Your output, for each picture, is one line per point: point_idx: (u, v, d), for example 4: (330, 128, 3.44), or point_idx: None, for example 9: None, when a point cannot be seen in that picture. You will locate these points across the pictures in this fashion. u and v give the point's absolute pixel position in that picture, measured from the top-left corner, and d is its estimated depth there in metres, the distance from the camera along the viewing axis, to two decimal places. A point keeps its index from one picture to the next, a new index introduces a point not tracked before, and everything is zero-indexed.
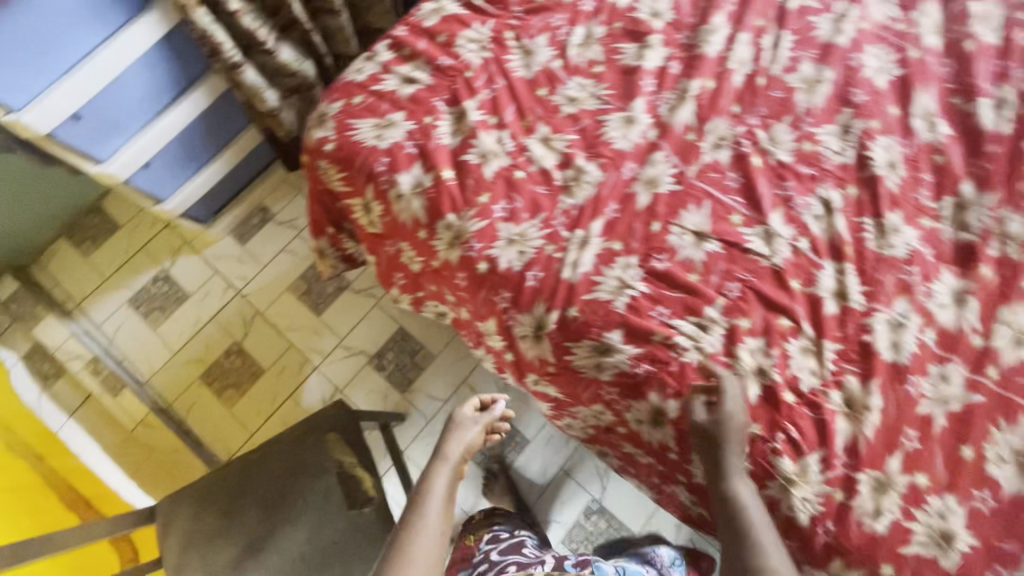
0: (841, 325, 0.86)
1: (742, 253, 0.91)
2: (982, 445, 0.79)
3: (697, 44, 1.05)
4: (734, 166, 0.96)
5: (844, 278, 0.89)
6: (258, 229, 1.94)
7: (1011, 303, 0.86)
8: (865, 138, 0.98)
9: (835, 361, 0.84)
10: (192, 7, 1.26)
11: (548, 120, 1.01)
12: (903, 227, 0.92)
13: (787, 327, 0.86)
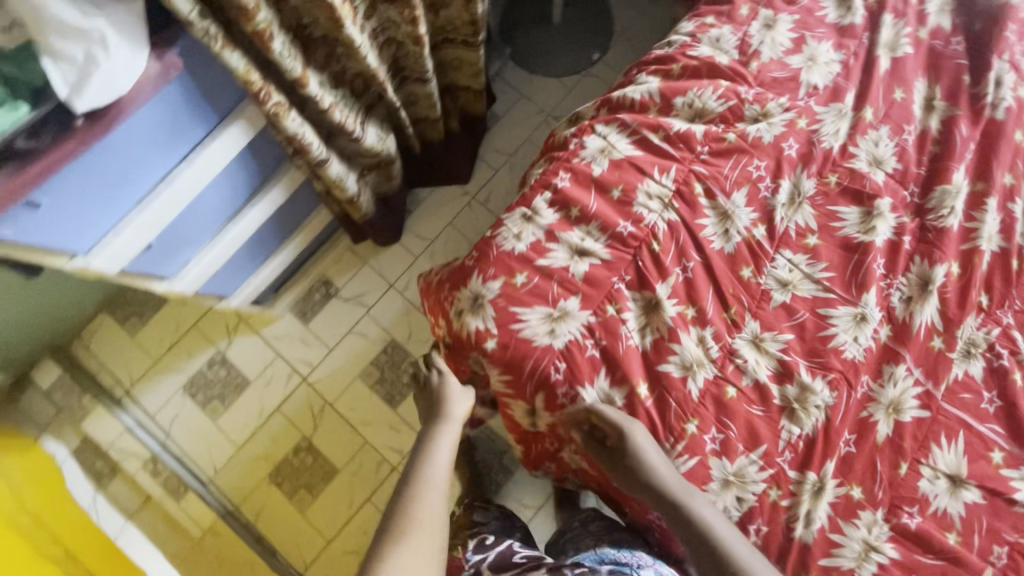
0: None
1: (1009, 508, 0.75)
2: None
3: (934, 210, 0.86)
4: (993, 384, 0.79)
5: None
6: (322, 307, 1.76)
7: None
8: None
9: None
10: (284, 114, 1.02)
11: (756, 313, 0.83)
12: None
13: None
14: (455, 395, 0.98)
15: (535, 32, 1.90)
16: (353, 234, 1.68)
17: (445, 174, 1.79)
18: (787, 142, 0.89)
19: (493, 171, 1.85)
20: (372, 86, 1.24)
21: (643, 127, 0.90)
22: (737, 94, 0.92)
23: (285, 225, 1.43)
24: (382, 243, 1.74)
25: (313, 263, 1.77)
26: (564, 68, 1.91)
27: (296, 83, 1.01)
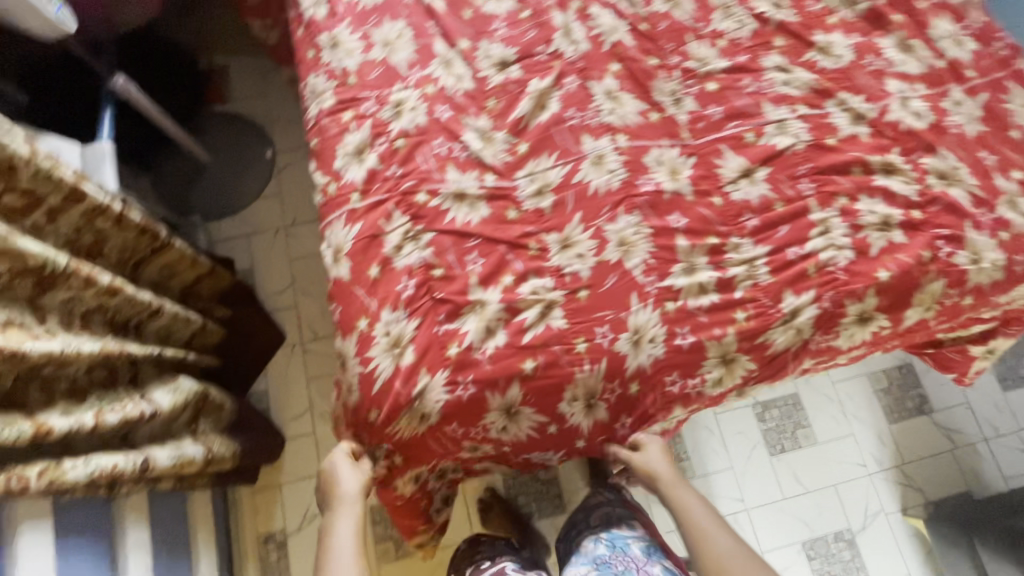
0: (877, 136, 1.01)
1: (782, 156, 0.99)
2: (1014, 120, 1.02)
3: (565, 54, 1.06)
4: (706, 102, 1.03)
5: (846, 105, 1.03)
6: (287, 558, 1.55)
7: (931, 23, 1.09)
8: (744, 1, 1.11)
9: (906, 160, 1.00)
10: (55, 471, 0.86)
11: (546, 227, 0.94)
12: (830, 37, 1.09)
13: (863, 174, 0.99)
14: (341, 474, 0.88)
15: (203, 184, 1.83)
16: (243, 481, 1.51)
17: (257, 356, 1.65)
18: (439, 109, 1.01)
19: (294, 309, 1.76)
20: (115, 364, 1.08)
21: (348, 191, 0.95)
22: (375, 112, 1.01)
23: (175, 545, 1.23)
24: (271, 459, 1.57)
25: (240, 539, 1.56)
26: (256, 185, 1.86)
27: (38, 438, 0.85)
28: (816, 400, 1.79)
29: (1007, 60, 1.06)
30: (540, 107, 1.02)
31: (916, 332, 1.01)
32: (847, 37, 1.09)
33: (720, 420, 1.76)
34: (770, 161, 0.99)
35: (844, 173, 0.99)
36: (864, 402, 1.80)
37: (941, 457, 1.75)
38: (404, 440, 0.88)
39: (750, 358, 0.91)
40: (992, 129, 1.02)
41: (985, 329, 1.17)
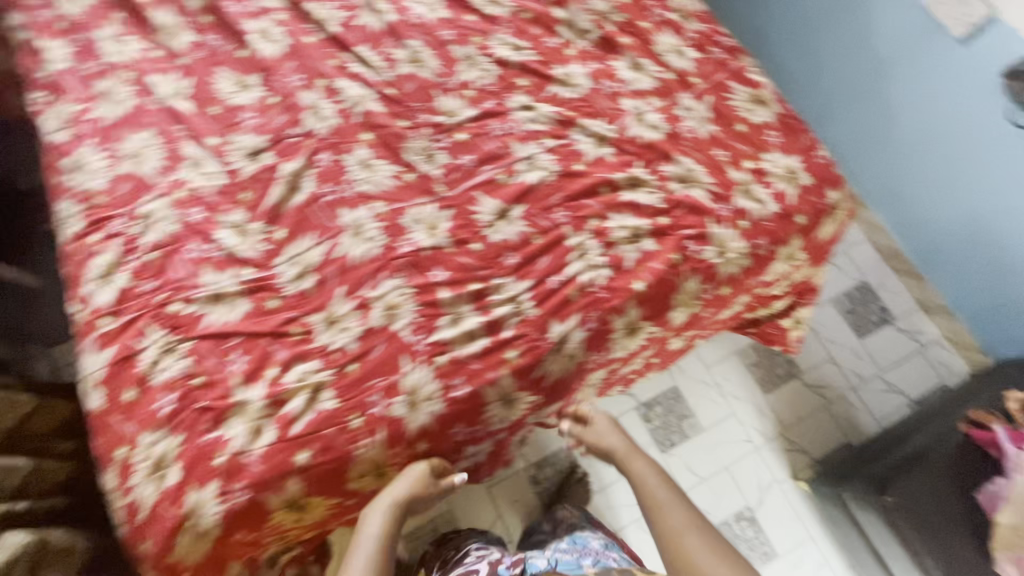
0: (620, 154, 1.08)
1: (534, 191, 1.04)
2: (739, 115, 1.11)
3: (316, 132, 1.07)
4: (457, 153, 1.07)
5: (589, 130, 1.10)
6: None
7: (655, 39, 1.18)
8: (485, 49, 1.17)
9: (648, 171, 1.06)
10: None
11: (310, 309, 0.93)
12: (568, 69, 1.16)
13: (611, 192, 1.04)
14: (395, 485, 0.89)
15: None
16: None
17: None
18: (191, 211, 1.00)
19: None
20: None
21: (100, 315, 0.92)
22: (125, 227, 0.99)
23: None
24: None
25: None
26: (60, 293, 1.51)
27: None
28: (696, 388, 1.85)
29: (724, 62, 1.16)
30: (295, 191, 1.03)
31: (693, 325, 1.07)
32: (584, 66, 1.16)
33: None
34: (524, 197, 1.03)
35: (593, 194, 1.04)
36: (742, 379, 1.87)
37: (818, 415, 1.84)
38: (200, 560, 0.84)
39: (530, 390, 0.95)
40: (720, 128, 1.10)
41: (784, 303, 1.24)
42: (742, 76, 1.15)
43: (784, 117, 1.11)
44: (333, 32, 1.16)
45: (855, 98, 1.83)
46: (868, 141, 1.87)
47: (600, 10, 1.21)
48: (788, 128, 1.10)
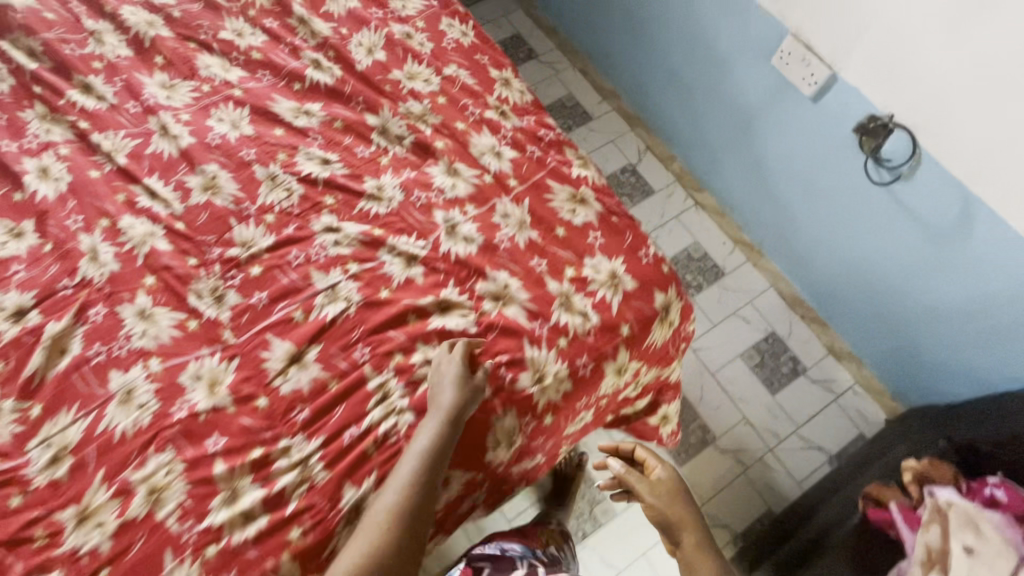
0: (432, 274, 1.00)
1: (333, 327, 0.94)
2: (559, 218, 1.05)
3: (92, 281, 0.97)
4: (250, 290, 0.97)
5: (398, 249, 1.01)
6: None
7: (472, 140, 1.11)
8: (290, 167, 1.09)
9: (460, 291, 0.98)
10: None
11: (61, 501, 0.81)
12: (380, 181, 1.09)
13: (418, 319, 0.96)
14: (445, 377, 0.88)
15: None
16: None
17: None
18: None
19: None
20: None
21: None
22: None
23: None
24: None
25: None
26: None
27: None
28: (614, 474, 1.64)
29: (543, 161, 1.10)
30: (60, 355, 0.91)
31: (527, 454, 0.98)
32: (397, 176, 1.09)
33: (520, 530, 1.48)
34: (321, 336, 0.94)
35: (399, 324, 0.95)
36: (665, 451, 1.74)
37: (736, 482, 1.74)
38: None
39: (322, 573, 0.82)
40: (540, 235, 1.04)
41: (647, 401, 1.15)
42: (563, 174, 1.09)
43: (607, 216, 1.06)
44: (119, 163, 1.07)
45: (738, 151, 1.83)
46: (758, 194, 1.86)
47: (415, 113, 1.15)
48: (610, 229, 1.04)
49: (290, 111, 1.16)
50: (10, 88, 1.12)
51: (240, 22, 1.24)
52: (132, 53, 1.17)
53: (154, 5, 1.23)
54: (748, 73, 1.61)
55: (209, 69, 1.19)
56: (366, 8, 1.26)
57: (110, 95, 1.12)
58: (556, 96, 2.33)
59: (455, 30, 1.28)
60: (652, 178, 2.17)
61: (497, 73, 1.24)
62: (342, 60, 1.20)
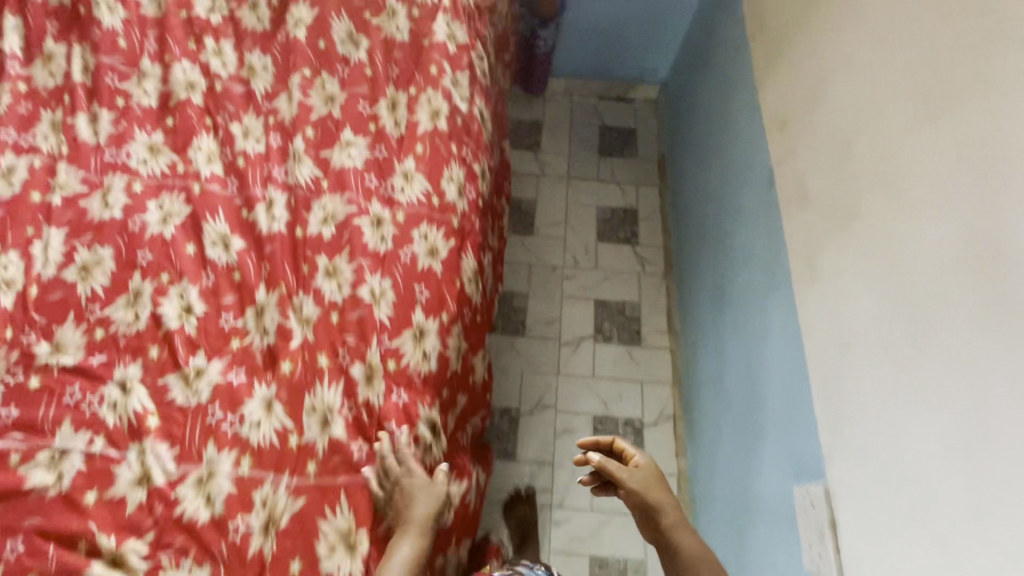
0: (144, 511, 0.84)
1: (21, 497, 0.85)
2: (312, 547, 0.84)
3: None
4: (9, 400, 0.92)
5: (145, 457, 0.88)
6: None
7: (315, 387, 0.94)
8: (157, 296, 1.02)
9: (146, 554, 0.82)
10: None
11: None
12: (207, 365, 0.96)
13: (84, 554, 0.81)
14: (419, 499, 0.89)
15: None
16: None
17: None
18: None
19: None
20: None
21: None
22: None
23: None
24: None
25: None
26: None
27: None
28: None
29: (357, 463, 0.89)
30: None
31: None
32: (226, 370, 0.96)
33: None
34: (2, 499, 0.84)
35: (66, 544, 0.82)
36: None
37: None
38: None
39: None
40: (277, 549, 0.84)
41: None
42: (361, 498, 0.88)
43: None
44: (53, 202, 1.10)
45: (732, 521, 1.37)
46: None
47: (302, 313, 1.01)
48: None
49: (215, 236, 1.09)
50: (51, 90, 1.22)
51: (256, 124, 1.21)
52: (154, 106, 1.21)
53: (208, 70, 1.25)
54: (775, 468, 1.18)
55: (197, 153, 1.18)
56: (361, 173, 1.15)
57: (104, 137, 1.17)
58: (623, 297, 2.03)
59: (425, 242, 1.11)
60: (652, 455, 1.77)
61: (422, 317, 1.03)
62: (294, 213, 1.10)
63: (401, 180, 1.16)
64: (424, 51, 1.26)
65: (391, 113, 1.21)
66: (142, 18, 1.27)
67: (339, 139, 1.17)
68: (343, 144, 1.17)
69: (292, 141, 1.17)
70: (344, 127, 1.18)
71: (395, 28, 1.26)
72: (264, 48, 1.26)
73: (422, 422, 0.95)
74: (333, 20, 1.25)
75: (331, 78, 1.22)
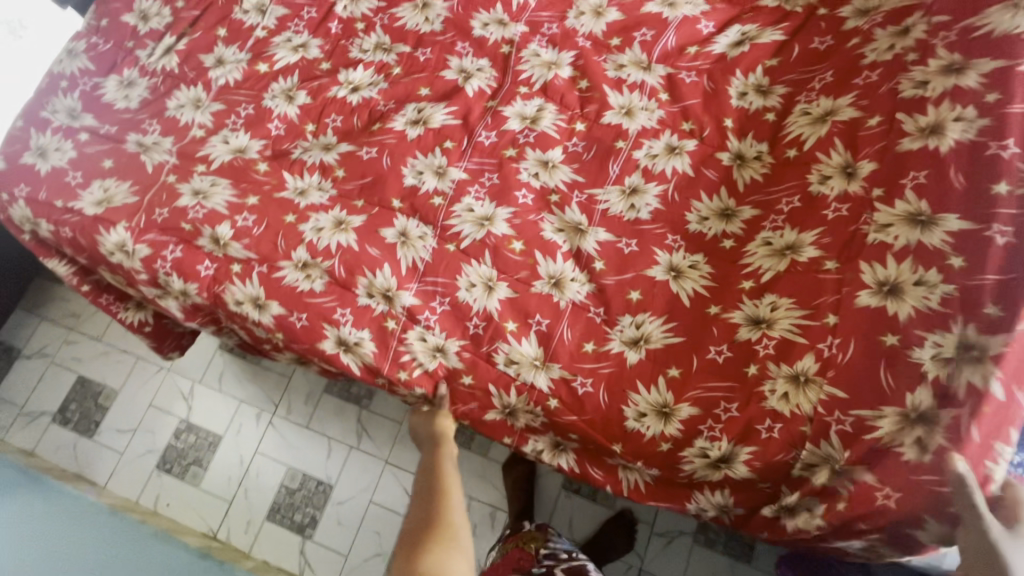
0: (194, 65, 1.12)
1: None
2: (113, 177, 1.04)
3: None
4: None
5: (234, 61, 1.12)
6: None
7: (232, 188, 1.01)
8: (377, 67, 1.09)
9: (165, 66, 1.12)
10: None
11: None
12: (295, 102, 1.07)
13: (184, 27, 1.15)
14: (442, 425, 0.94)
15: None
16: None
17: None
18: None
19: None
20: None
21: None
22: None
23: None
24: None
25: None
26: None
27: None
28: (345, 519, 1.64)
29: (160, 216, 1.00)
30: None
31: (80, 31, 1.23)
32: (283, 117, 1.07)
33: (350, 459, 1.69)
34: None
35: (194, 19, 1.16)
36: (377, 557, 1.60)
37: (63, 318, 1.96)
38: None
39: None
40: (127, 151, 1.06)
41: None
42: (125, 216, 1.01)
43: (68, 201, 1.03)
44: None
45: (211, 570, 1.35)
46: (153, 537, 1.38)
47: (310, 189, 1.01)
48: (54, 182, 1.04)
49: (426, 111, 1.04)
50: None
51: (555, 174, 0.98)
52: (605, 72, 1.04)
53: (660, 125, 0.99)
54: None
55: (532, 105, 1.03)
56: (448, 292, 0.93)
57: (576, 21, 1.08)
58: None
59: (353, 341, 0.93)
60: (265, 553, 1.63)
61: (273, 311, 0.96)
62: (423, 205, 0.98)
63: (429, 341, 0.93)
64: (603, 441, 0.88)
65: (528, 362, 0.90)
66: (728, 69, 1.00)
67: (500, 278, 0.93)
68: (490, 284, 0.93)
69: (512, 220, 0.96)
70: (515, 290, 0.92)
71: (643, 413, 0.86)
72: (661, 213, 0.94)
73: (182, 281, 0.98)
74: (666, 320, 0.89)
75: (584, 295, 0.92)
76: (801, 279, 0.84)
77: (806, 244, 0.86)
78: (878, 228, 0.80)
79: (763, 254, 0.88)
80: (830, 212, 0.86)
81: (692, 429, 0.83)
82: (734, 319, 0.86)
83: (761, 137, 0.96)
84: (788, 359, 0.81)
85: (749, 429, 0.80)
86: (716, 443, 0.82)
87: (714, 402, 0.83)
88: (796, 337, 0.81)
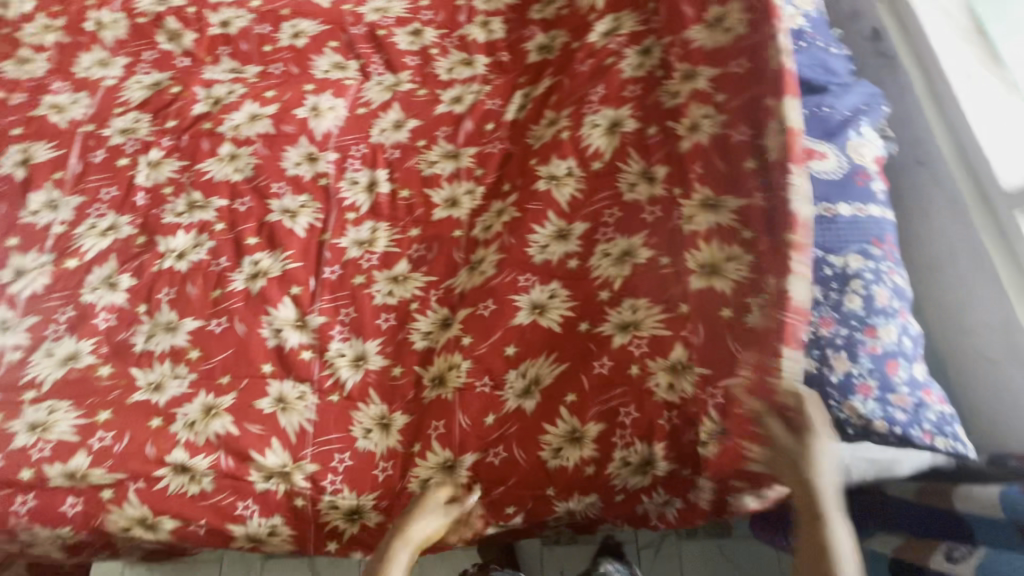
0: None
1: (23, 193, 1.11)
2: None
3: (209, 72, 1.23)
4: (106, 154, 1.14)
5: (39, 268, 1.04)
6: None
7: (75, 407, 0.93)
8: (198, 227, 1.07)
9: None
10: None
11: (70, 22, 1.29)
12: (120, 290, 1.02)
13: None
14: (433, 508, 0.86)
15: None
16: None
17: None
18: None
19: None
20: None
21: None
22: None
23: None
24: None
25: None
26: None
27: None
28: None
29: None
30: (175, 42, 1.27)
31: None
32: (111, 309, 1.00)
33: None
34: (43, 185, 1.11)
35: None
36: None
37: None
38: None
39: None
40: None
41: None
42: None
43: None
44: (301, 112, 1.18)
45: None
46: None
47: (165, 379, 0.96)
48: None
49: (263, 263, 1.04)
50: (431, 71, 1.22)
51: (408, 287, 1.03)
52: (419, 174, 1.12)
53: (484, 200, 1.08)
54: None
55: (365, 228, 1.09)
56: (346, 446, 0.94)
57: (379, 136, 1.17)
58: None
59: (265, 528, 0.91)
60: None
61: (168, 526, 0.90)
62: (292, 354, 0.98)
63: (342, 505, 0.92)
64: (538, 492, 0.90)
65: (439, 468, 0.91)
66: (522, 128, 1.12)
67: (394, 411, 0.96)
68: (384, 419, 0.95)
69: (384, 348, 1.00)
70: (410, 412, 0.95)
71: (558, 447, 0.89)
72: (506, 261, 1.00)
73: (50, 530, 0.89)
74: (548, 354, 0.93)
75: (466, 374, 0.95)
76: (646, 279, 0.93)
77: (638, 246, 0.95)
78: (686, 220, 0.92)
79: (607, 264, 0.96)
80: (647, 215, 0.97)
81: (607, 445, 0.88)
82: (604, 329, 0.92)
83: (564, 156, 1.04)
84: (663, 352, 0.89)
85: (651, 424, 0.87)
86: (632, 448, 0.87)
87: (613, 411, 0.88)
88: (662, 331, 0.90)
